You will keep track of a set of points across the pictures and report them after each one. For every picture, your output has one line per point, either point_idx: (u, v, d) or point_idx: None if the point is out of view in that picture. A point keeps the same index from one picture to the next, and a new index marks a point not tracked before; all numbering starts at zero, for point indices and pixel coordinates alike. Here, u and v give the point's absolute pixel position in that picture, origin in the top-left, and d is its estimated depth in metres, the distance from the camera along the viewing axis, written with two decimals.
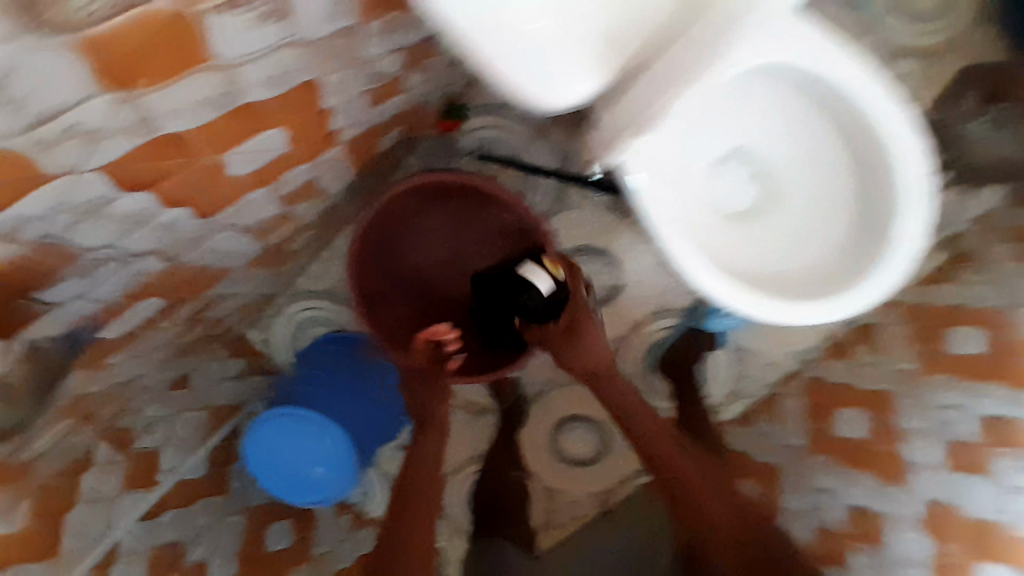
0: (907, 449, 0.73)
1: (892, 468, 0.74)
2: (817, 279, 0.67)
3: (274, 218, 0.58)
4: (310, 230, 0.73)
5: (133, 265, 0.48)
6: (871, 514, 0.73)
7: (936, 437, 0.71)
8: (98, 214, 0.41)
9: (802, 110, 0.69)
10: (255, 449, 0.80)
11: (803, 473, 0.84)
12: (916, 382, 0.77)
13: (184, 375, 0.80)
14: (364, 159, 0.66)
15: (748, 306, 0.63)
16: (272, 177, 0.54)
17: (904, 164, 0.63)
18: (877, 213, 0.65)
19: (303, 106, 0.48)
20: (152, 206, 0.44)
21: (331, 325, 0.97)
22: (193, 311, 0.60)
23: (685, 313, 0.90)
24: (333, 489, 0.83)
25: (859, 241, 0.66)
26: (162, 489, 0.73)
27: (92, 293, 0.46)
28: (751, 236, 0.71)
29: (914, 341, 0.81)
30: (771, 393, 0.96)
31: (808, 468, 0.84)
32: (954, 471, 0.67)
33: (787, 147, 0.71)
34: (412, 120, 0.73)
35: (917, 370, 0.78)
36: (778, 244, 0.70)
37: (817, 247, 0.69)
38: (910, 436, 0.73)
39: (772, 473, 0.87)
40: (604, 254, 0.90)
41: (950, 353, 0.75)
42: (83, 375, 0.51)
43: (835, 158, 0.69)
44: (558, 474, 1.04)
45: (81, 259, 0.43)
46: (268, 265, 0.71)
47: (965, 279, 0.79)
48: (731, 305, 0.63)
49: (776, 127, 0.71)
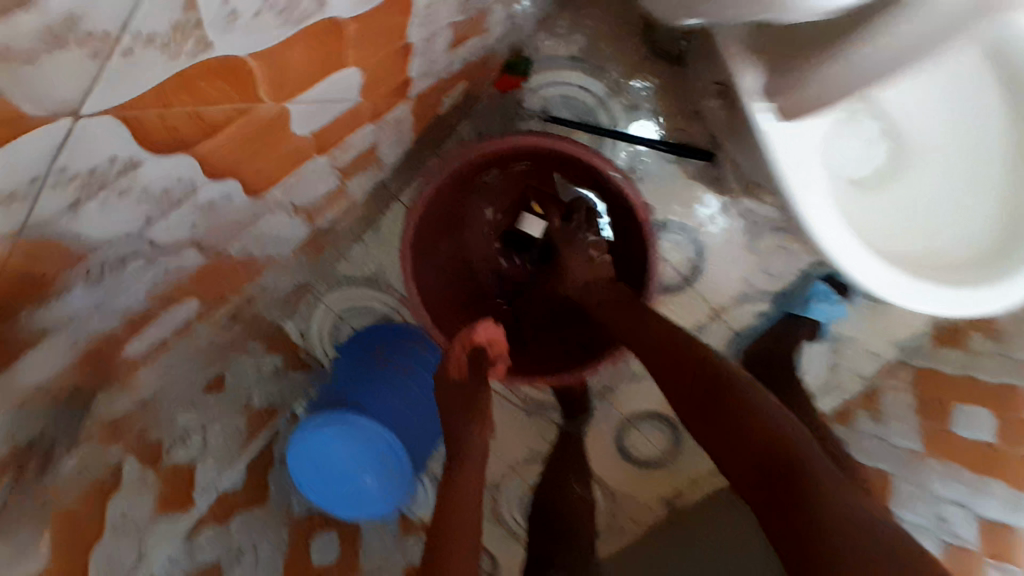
0: None
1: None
2: (970, 257, 0.54)
3: (327, 196, 0.48)
4: (357, 210, 0.63)
5: (160, 262, 0.36)
6: None
7: None
8: (119, 187, 0.28)
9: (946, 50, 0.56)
10: (298, 454, 0.71)
11: (918, 476, 0.72)
12: None
13: (219, 375, 0.72)
14: (424, 120, 0.56)
15: (888, 289, 0.51)
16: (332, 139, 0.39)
17: None
18: None
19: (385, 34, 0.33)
20: (189, 174, 0.31)
21: (375, 315, 0.88)
22: (233, 309, 0.51)
23: (779, 296, 0.78)
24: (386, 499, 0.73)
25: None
26: (199, 508, 0.65)
27: (112, 305, 0.34)
28: (885, 205, 0.61)
29: None
30: (871, 385, 0.87)
31: (921, 471, 0.72)
32: None
33: (926, 97, 0.59)
34: (474, 75, 0.62)
35: None
36: (918, 213, 0.59)
37: (969, 218, 0.56)
38: None
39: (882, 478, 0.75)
40: (686, 230, 0.78)
41: None
42: None
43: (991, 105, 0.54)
44: (624, 475, 0.96)
45: (95, 254, 0.30)
46: (311, 252, 0.61)
47: None
48: (866, 290, 0.51)
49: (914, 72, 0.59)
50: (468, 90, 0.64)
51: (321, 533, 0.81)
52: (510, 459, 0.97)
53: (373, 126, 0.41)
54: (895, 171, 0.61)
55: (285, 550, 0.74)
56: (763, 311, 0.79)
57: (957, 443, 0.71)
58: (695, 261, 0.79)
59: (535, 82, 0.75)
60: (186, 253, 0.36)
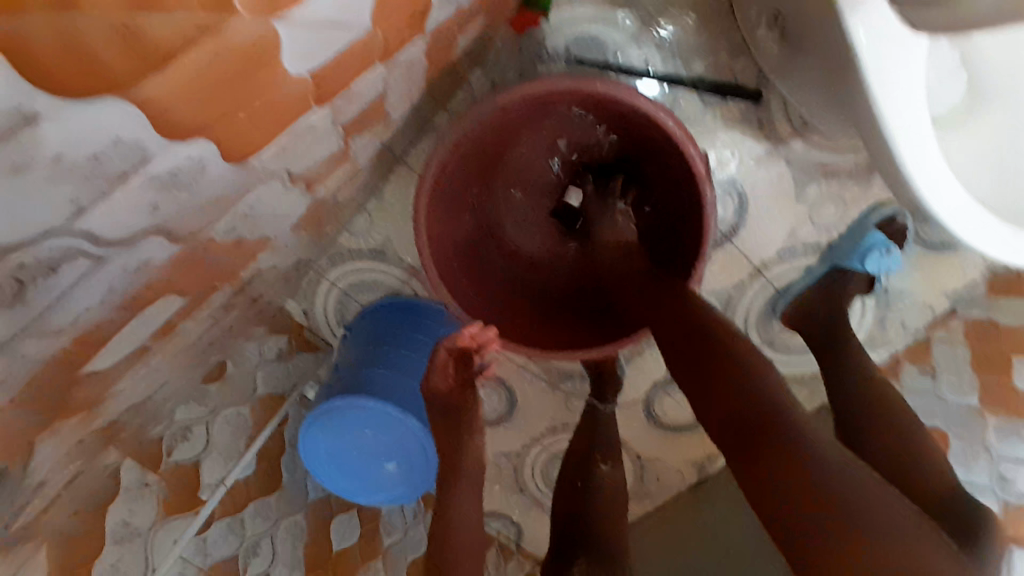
0: None
1: None
2: None
3: (329, 159, 0.40)
4: (362, 174, 0.56)
5: (124, 258, 0.26)
6: None
7: None
8: (21, 159, 0.18)
9: None
10: (314, 440, 0.66)
11: (977, 437, 0.68)
12: None
13: (221, 363, 0.65)
14: (438, 65, 0.48)
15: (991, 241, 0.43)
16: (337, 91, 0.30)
17: None
18: None
19: None
20: (132, 135, 0.20)
21: (385, 287, 0.81)
22: (227, 296, 0.44)
23: (827, 250, 0.72)
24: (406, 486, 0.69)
25: None
26: (208, 509, 0.59)
27: (54, 316, 0.24)
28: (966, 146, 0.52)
29: None
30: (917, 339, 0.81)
31: (981, 430, 0.68)
32: None
33: None
34: (493, 9, 0.54)
35: None
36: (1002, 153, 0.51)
37: None
38: None
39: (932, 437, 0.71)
40: (725, 180, 0.71)
41: None
42: (87, 404, 0.35)
43: None
44: (652, 442, 0.91)
45: (12, 259, 0.20)
46: (313, 224, 0.54)
47: None
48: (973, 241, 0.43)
49: None
50: (485, 24, 0.56)
51: (340, 519, 0.76)
52: (534, 431, 0.92)
53: (385, 70, 0.34)
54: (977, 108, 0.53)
55: (303, 540, 0.70)
56: (806, 268, 0.73)
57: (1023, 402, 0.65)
58: (736, 213, 0.71)
59: (558, 19, 0.67)
60: (159, 235, 0.27)
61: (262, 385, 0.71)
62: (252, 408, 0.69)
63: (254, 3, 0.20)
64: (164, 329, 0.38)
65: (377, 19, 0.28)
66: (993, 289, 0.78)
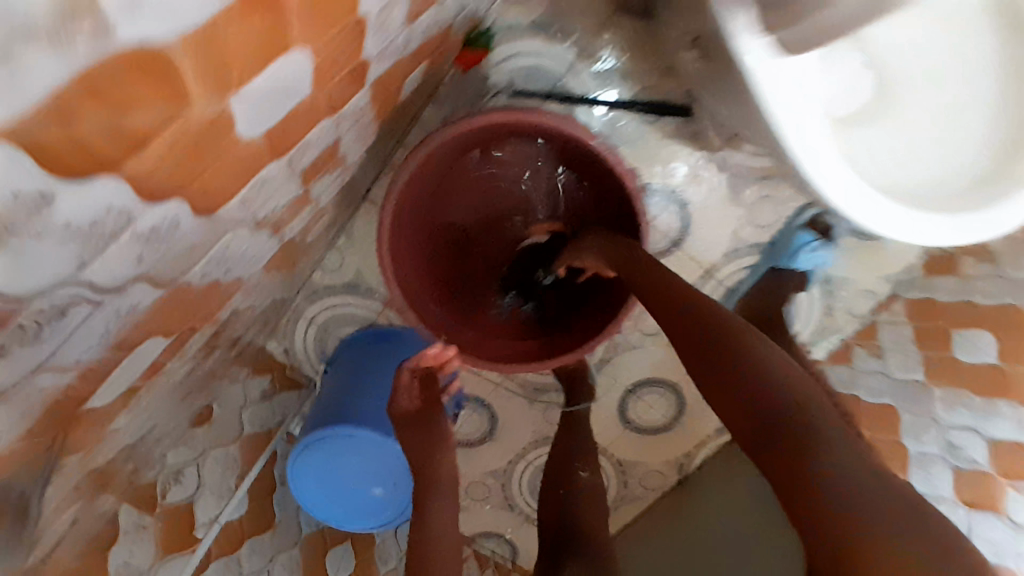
0: None
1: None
2: (961, 189, 0.53)
3: (292, 204, 0.44)
4: (327, 214, 0.60)
5: (116, 304, 0.29)
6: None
7: None
8: (42, 234, 0.21)
9: None
10: (300, 474, 0.69)
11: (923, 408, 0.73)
12: None
13: (207, 405, 0.68)
14: (388, 109, 0.52)
15: (898, 223, 0.49)
16: (294, 144, 0.35)
17: None
18: None
19: (340, 31, 0.29)
20: (124, 204, 0.23)
21: (360, 320, 0.85)
22: (208, 336, 0.48)
23: (766, 252, 0.77)
24: (396, 509, 0.71)
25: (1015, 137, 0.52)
26: (205, 546, 0.61)
27: (59, 358, 0.28)
28: (874, 140, 0.58)
29: None
30: (865, 323, 0.87)
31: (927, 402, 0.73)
32: None
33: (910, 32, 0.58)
34: (436, 54, 0.58)
35: None
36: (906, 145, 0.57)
37: (954, 150, 0.55)
38: None
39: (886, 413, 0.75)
40: (670, 191, 0.77)
41: None
42: (85, 447, 0.38)
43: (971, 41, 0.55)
44: (630, 446, 0.95)
45: (27, 311, 0.23)
46: (285, 263, 0.58)
47: None
48: (882, 224, 0.49)
49: None
50: (430, 70, 0.61)
51: (334, 550, 0.79)
52: (516, 446, 0.95)
53: (336, 121, 0.38)
54: (880, 107, 0.59)
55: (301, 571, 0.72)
56: (751, 266, 0.78)
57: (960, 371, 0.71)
58: (680, 220, 0.77)
59: (498, 55, 0.72)
60: (143, 282, 0.30)
61: (248, 424, 0.74)
62: (241, 446, 0.72)
63: (213, 87, 0.23)
64: (152, 372, 0.42)
65: (324, 81, 0.32)
66: (929, 270, 0.84)
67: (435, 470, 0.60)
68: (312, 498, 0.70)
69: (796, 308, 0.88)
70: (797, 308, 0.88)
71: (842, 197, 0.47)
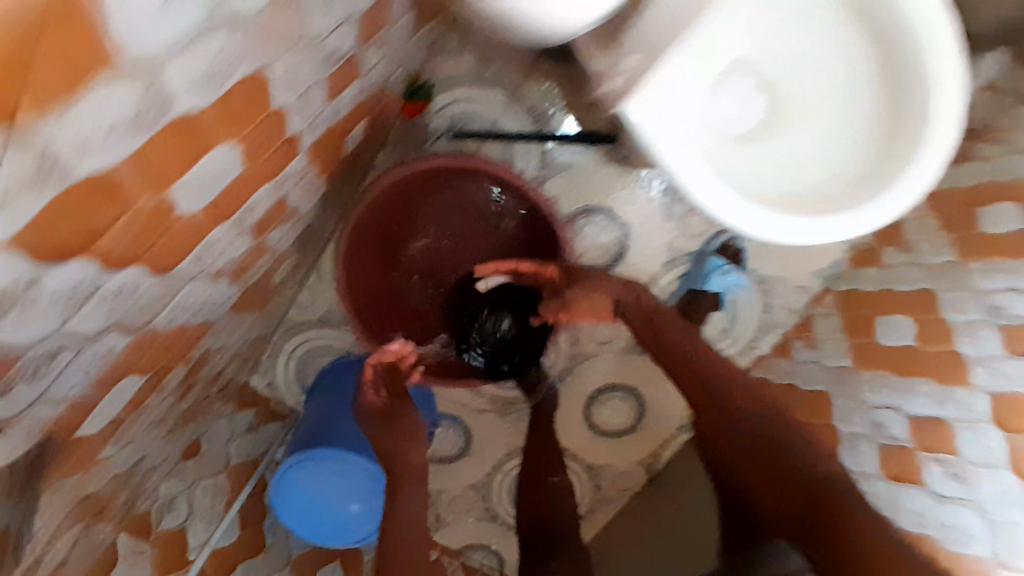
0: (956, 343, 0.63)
1: (939, 368, 0.64)
2: (847, 187, 0.60)
3: (248, 253, 0.51)
4: (289, 258, 0.67)
5: (95, 348, 0.36)
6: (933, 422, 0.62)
7: (988, 325, 0.60)
8: (33, 304, 0.28)
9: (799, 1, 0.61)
10: (283, 497, 0.74)
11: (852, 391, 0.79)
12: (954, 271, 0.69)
13: (195, 440, 0.74)
14: (332, 163, 0.59)
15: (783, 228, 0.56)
16: (236, 206, 0.42)
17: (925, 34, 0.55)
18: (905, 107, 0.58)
19: (257, 119, 0.36)
20: (92, 275, 0.30)
21: (335, 351, 0.91)
22: (183, 373, 0.54)
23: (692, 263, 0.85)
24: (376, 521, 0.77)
25: (888, 140, 0.59)
26: (197, 568, 0.67)
27: (51, 393, 0.34)
28: (769, 150, 0.64)
29: (949, 229, 0.74)
30: (802, 317, 0.94)
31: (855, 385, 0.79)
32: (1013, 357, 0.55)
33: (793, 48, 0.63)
34: (375, 111, 0.66)
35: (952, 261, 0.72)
36: (800, 152, 0.63)
37: (840, 153, 0.62)
38: (958, 331, 0.64)
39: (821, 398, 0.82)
40: (607, 211, 0.84)
41: (983, 233, 0.68)
42: (77, 475, 0.45)
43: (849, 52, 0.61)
44: (600, 450, 1.01)
45: (24, 358, 0.30)
46: (252, 305, 0.64)
47: (991, 155, 0.72)
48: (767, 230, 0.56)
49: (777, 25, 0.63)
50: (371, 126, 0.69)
51: (323, 568, 0.84)
52: (492, 458, 1.01)
53: (274, 184, 0.45)
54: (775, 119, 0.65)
55: None
56: (685, 273, 0.85)
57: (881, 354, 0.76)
58: (618, 237, 0.85)
59: (438, 103, 0.81)
60: (115, 329, 0.37)
61: (235, 455, 0.80)
62: (228, 476, 0.78)
63: (151, 186, 0.30)
64: (133, 408, 0.48)
65: (254, 157, 0.39)
66: (855, 263, 0.91)
67: (405, 459, 0.62)
68: (296, 520, 0.76)
69: (735, 308, 0.94)
70: (735, 308, 0.94)
71: (725, 210, 0.56)
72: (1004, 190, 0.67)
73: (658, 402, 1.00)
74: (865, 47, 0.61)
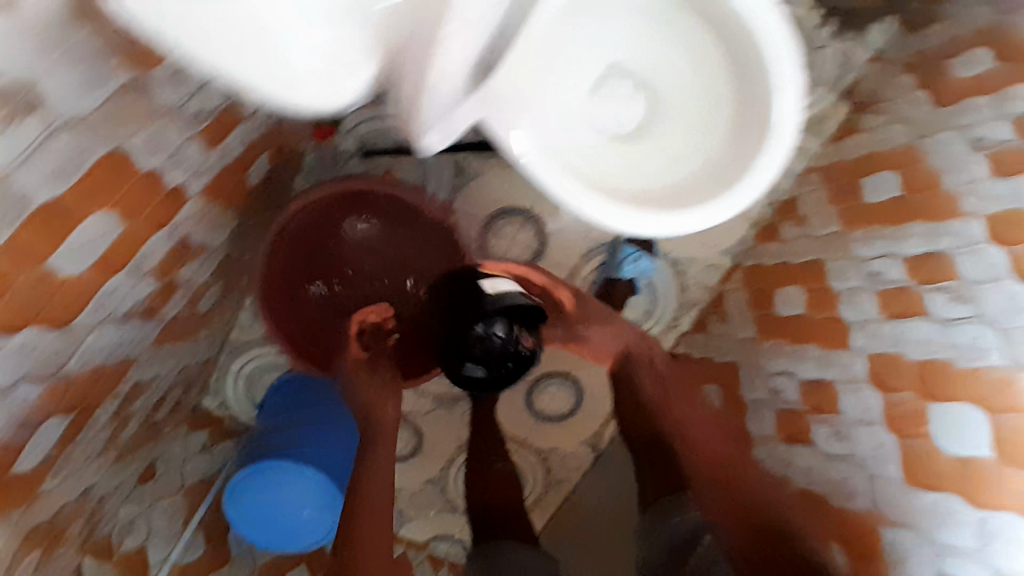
0: (842, 308, 0.72)
1: (830, 336, 0.73)
2: (706, 183, 0.66)
3: (155, 292, 0.57)
4: (213, 285, 0.72)
5: (8, 397, 0.43)
6: (827, 385, 0.71)
7: (869, 290, 0.69)
8: None
9: (662, 12, 0.69)
10: (237, 511, 0.79)
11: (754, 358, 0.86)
12: (841, 241, 0.77)
13: (149, 464, 0.79)
14: (235, 195, 0.65)
15: (643, 221, 0.61)
16: (122, 261, 0.49)
17: (763, 44, 0.62)
18: (753, 115, 0.65)
19: (118, 188, 0.44)
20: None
21: (280, 367, 0.96)
22: (114, 404, 0.60)
23: (607, 252, 0.95)
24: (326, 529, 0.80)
25: (739, 143, 0.65)
26: None
27: None
28: (642, 150, 0.70)
29: (835, 201, 0.82)
30: (715, 294, 1.01)
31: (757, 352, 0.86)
32: (891, 319, 0.65)
33: (659, 57, 0.70)
34: (278, 143, 0.72)
35: (838, 230, 0.79)
36: (667, 153, 0.69)
37: (701, 154, 0.68)
38: (845, 296, 0.73)
39: (730, 369, 0.89)
40: (523, 211, 0.95)
41: (868, 202, 0.75)
42: (19, 509, 0.50)
43: (707, 62, 0.68)
44: (545, 435, 1.07)
45: None
46: (181, 333, 0.70)
47: (879, 127, 0.81)
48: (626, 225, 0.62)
49: (643, 37, 0.70)
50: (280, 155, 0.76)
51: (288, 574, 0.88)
52: (443, 454, 1.08)
53: (162, 234, 0.53)
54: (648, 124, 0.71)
55: None
56: (602, 263, 0.95)
57: (776, 323, 0.84)
58: (535, 235, 0.95)
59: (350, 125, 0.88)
60: (24, 379, 0.43)
61: (192, 474, 0.85)
62: (185, 494, 0.82)
63: (23, 263, 0.38)
64: (62, 443, 0.53)
65: (132, 215, 0.47)
66: (759, 238, 0.98)
67: (379, 414, 0.73)
68: (251, 530, 0.80)
69: (651, 292, 1.00)
70: (652, 291, 1.01)
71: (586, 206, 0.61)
72: (888, 158, 0.75)
73: (593, 385, 1.07)
74: (715, 53, 0.68)
